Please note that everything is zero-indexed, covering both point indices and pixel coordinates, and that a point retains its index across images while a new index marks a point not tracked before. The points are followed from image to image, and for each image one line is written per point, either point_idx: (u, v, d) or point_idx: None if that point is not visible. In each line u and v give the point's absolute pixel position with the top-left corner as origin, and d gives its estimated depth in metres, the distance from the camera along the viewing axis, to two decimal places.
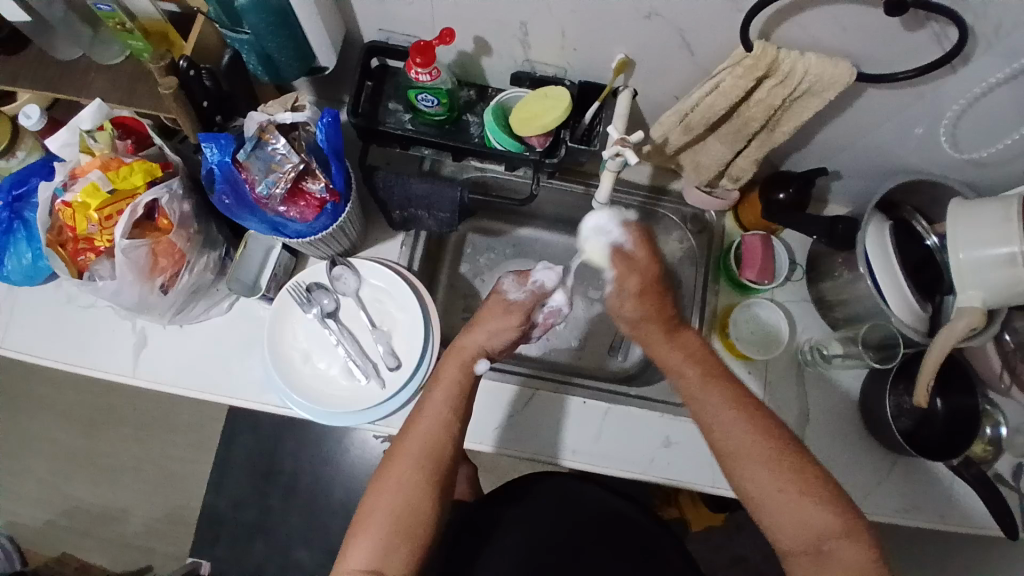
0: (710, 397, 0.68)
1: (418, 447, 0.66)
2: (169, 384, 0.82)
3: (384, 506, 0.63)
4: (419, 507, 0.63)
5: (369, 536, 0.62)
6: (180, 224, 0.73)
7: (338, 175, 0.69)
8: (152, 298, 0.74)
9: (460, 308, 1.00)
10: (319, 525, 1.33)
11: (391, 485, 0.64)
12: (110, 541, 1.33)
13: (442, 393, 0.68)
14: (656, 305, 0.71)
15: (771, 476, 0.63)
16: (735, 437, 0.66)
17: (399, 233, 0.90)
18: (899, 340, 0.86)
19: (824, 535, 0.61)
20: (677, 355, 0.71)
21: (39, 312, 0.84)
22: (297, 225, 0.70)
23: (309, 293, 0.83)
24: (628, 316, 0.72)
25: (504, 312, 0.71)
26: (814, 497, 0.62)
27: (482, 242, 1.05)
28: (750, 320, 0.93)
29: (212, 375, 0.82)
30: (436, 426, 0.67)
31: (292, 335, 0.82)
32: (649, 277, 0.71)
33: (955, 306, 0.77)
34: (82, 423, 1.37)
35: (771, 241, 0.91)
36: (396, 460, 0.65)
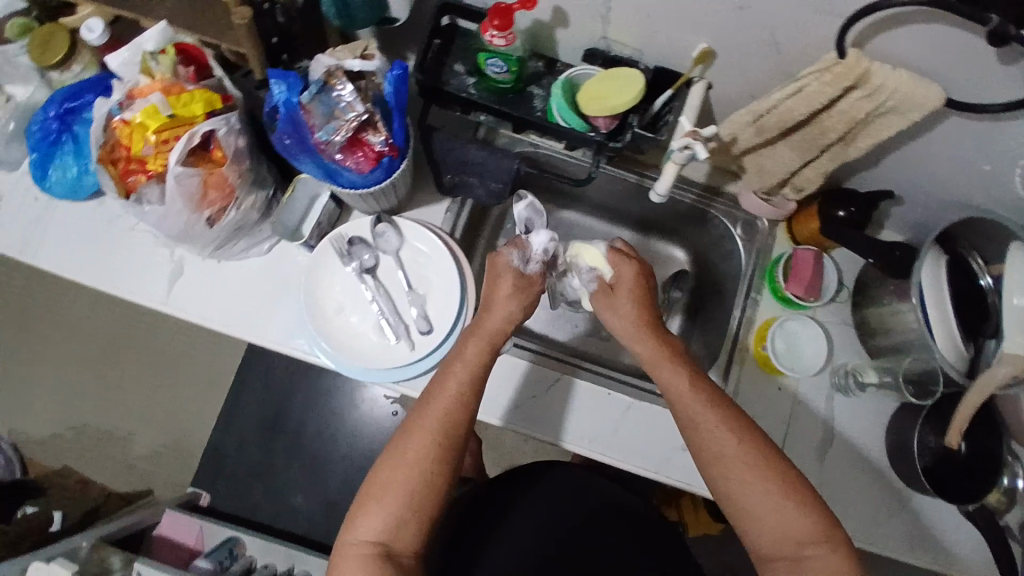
0: (698, 402, 0.70)
1: (433, 425, 0.67)
2: (199, 318, 0.82)
3: (401, 480, 0.65)
4: (431, 485, 0.66)
5: (383, 506, 0.64)
6: (234, 158, 0.71)
7: (398, 132, 0.67)
8: (197, 229, 0.73)
9: None
10: (321, 475, 1.35)
11: (405, 461, 0.66)
12: (113, 462, 1.35)
13: (463, 368, 0.71)
14: (641, 303, 0.78)
15: (760, 479, 0.66)
16: (717, 442, 0.68)
17: (445, 198, 0.88)
18: (940, 377, 0.83)
19: (803, 542, 0.64)
20: (657, 351, 0.75)
21: (78, 227, 0.83)
22: (351, 175, 0.69)
23: (349, 248, 0.82)
24: (616, 310, 0.78)
25: (525, 281, 0.77)
26: (795, 503, 0.65)
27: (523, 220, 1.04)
28: (789, 334, 0.88)
29: (243, 315, 0.82)
30: (455, 403, 0.69)
31: (328, 286, 0.82)
32: (633, 287, 0.78)
33: (999, 350, 0.74)
34: (102, 343, 1.39)
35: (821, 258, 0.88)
36: (409, 436, 0.67)
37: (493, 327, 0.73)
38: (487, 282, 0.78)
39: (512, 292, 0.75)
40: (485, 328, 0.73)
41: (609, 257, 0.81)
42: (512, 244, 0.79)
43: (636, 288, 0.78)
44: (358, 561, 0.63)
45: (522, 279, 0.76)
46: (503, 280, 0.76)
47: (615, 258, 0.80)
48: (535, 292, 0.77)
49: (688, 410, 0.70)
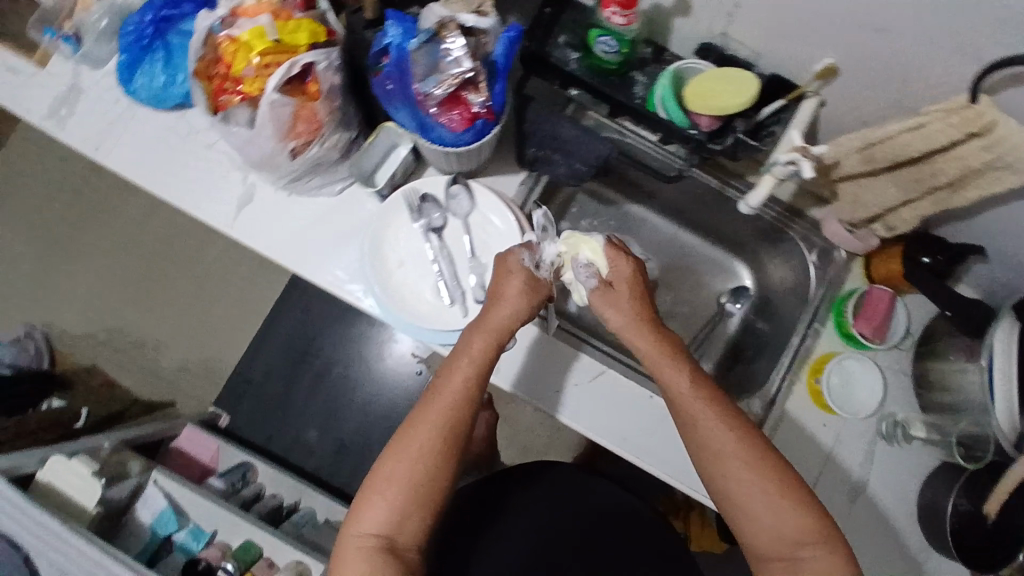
0: (698, 400, 0.68)
1: (436, 422, 0.68)
2: (261, 247, 0.82)
3: (403, 475, 0.67)
4: (432, 481, 0.67)
5: (385, 500, 0.66)
6: (328, 95, 0.70)
7: (498, 95, 0.66)
8: (278, 158, 0.72)
9: None
10: (337, 418, 1.37)
11: (408, 456, 0.67)
12: (141, 369, 1.37)
13: (466, 365, 0.71)
14: (642, 299, 0.75)
15: (758, 478, 0.65)
16: (716, 439, 0.67)
17: (523, 171, 0.86)
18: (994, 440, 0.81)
19: (801, 543, 0.63)
20: (654, 348, 0.72)
21: (158, 137, 0.83)
22: (443, 132, 0.67)
23: (420, 205, 0.81)
24: (613, 304, 0.75)
25: (531, 275, 0.75)
26: (793, 501, 0.64)
27: (588, 205, 1.02)
28: (846, 373, 0.86)
29: (304, 252, 0.82)
30: (457, 397, 0.69)
31: (392, 239, 0.81)
32: (635, 282, 0.75)
33: None
34: (150, 253, 1.41)
35: (891, 301, 0.85)
36: (413, 431, 0.68)
37: (500, 322, 0.72)
38: (497, 275, 0.76)
39: (518, 287, 0.73)
40: (490, 323, 0.72)
41: (610, 250, 0.75)
42: (525, 247, 0.77)
43: (636, 283, 0.74)
44: (359, 554, 0.65)
45: (528, 274, 0.74)
46: (511, 274, 0.74)
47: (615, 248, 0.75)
48: (541, 285, 0.75)
49: (687, 406, 0.69)
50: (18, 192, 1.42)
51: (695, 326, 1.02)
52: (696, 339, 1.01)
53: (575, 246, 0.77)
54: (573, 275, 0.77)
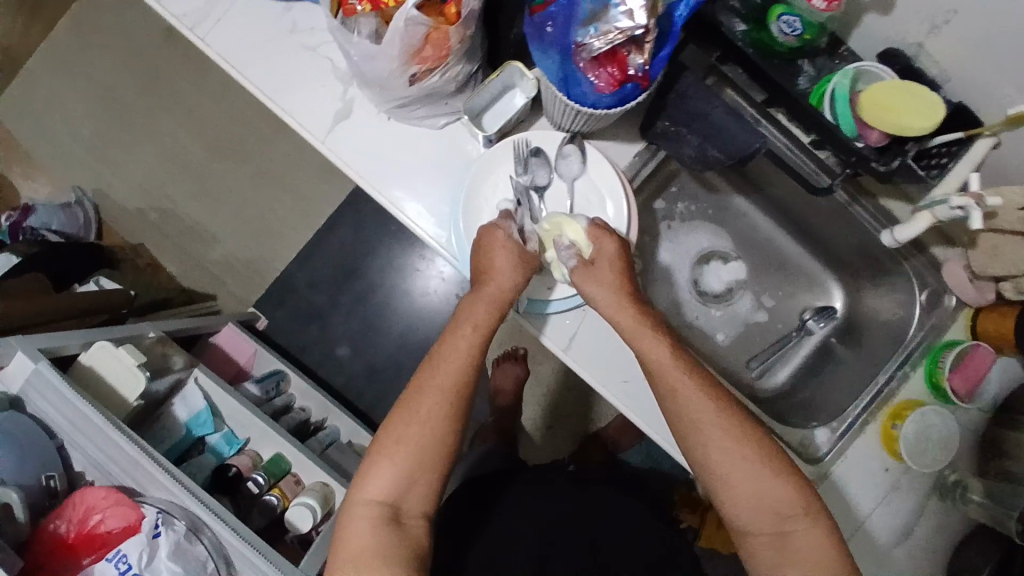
0: (678, 374, 0.68)
1: (440, 391, 0.70)
2: (350, 170, 0.76)
3: (411, 443, 0.69)
4: (437, 445, 0.69)
5: (392, 466, 0.69)
6: (466, 20, 0.62)
7: (660, 61, 0.58)
8: (395, 82, 0.65)
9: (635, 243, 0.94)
10: (372, 342, 1.35)
11: (414, 423, 0.69)
12: (188, 256, 1.35)
13: (464, 333, 0.72)
14: (622, 276, 0.72)
15: (742, 452, 0.67)
16: (698, 412, 0.68)
17: (641, 141, 0.78)
18: None
19: (785, 516, 0.67)
20: (632, 322, 0.70)
21: (260, 28, 0.76)
22: (587, 89, 0.60)
23: (528, 159, 0.74)
24: (592, 283, 0.71)
25: (516, 250, 0.72)
26: (774, 473, 0.67)
27: (691, 189, 0.96)
28: (929, 427, 0.79)
29: (395, 184, 0.76)
30: (462, 364, 0.71)
31: (490, 189, 0.75)
32: (615, 263, 0.72)
33: None
34: (212, 137, 1.36)
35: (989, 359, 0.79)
36: (419, 400, 0.70)
37: (501, 291, 0.71)
38: (482, 249, 0.72)
39: (511, 260, 0.71)
40: (490, 294, 0.71)
41: (587, 232, 0.73)
42: (505, 216, 0.74)
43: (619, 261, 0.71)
44: (367, 518, 0.68)
45: (511, 249, 0.71)
46: (500, 250, 0.71)
47: (595, 229, 0.72)
48: (528, 259, 0.72)
49: (668, 379, 0.68)
50: (88, 49, 1.37)
51: (768, 337, 0.98)
52: (767, 351, 0.97)
53: (555, 229, 0.75)
54: (556, 255, 0.74)
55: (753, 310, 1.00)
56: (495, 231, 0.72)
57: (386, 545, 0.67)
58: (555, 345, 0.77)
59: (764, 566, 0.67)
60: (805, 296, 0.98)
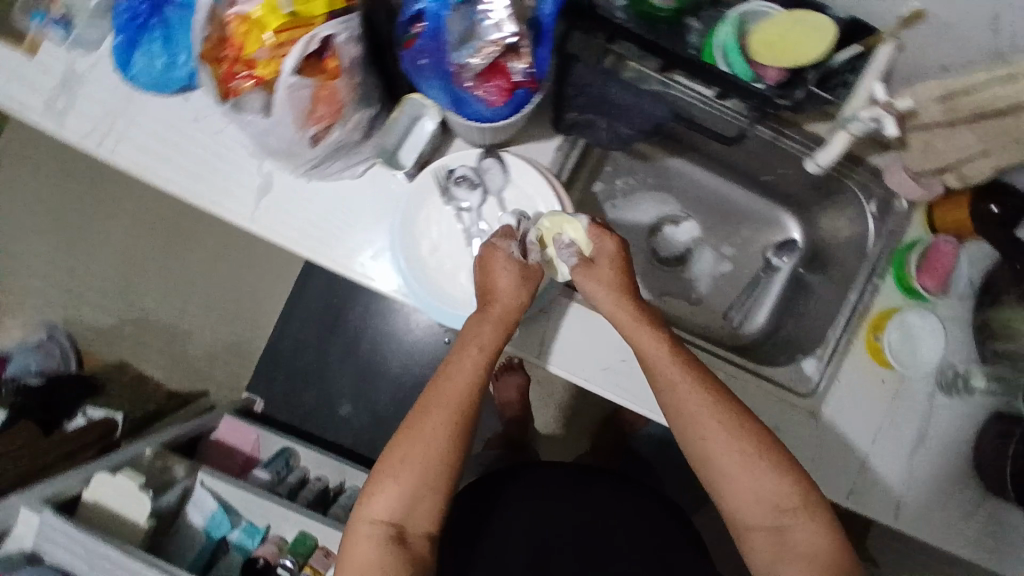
0: (673, 371, 0.67)
1: (447, 409, 0.67)
2: (286, 240, 0.76)
3: (414, 459, 0.65)
4: (443, 464, 0.65)
5: (396, 484, 0.65)
6: (349, 70, 0.62)
7: (542, 60, 0.58)
8: (299, 147, 0.65)
9: None
10: (371, 391, 1.35)
11: (420, 440, 0.66)
12: (169, 357, 1.33)
13: (469, 352, 0.69)
14: (621, 274, 0.72)
15: (737, 442, 0.64)
16: (693, 407, 0.66)
17: (557, 135, 0.79)
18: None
19: (783, 509, 0.64)
20: (629, 323, 0.70)
21: (166, 127, 0.76)
22: (481, 108, 0.59)
23: (451, 183, 0.75)
24: (597, 281, 0.71)
25: (517, 264, 0.71)
26: (772, 466, 0.64)
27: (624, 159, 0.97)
28: (909, 330, 0.82)
29: (334, 242, 0.76)
30: (470, 381, 0.68)
31: (424, 222, 0.75)
32: (617, 260, 0.73)
33: None
34: (163, 235, 1.36)
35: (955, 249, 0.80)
36: (425, 414, 0.66)
37: (507, 309, 0.70)
38: (482, 270, 0.71)
39: (512, 272, 0.70)
40: (497, 311, 0.70)
41: (589, 230, 0.73)
42: (505, 235, 0.73)
43: (622, 260, 0.71)
44: (372, 538, 0.64)
45: (509, 263, 0.71)
46: (499, 269, 0.71)
47: (595, 228, 0.72)
48: (529, 271, 0.71)
49: (664, 377, 0.68)
50: (17, 182, 1.36)
51: (740, 283, 0.99)
52: (741, 297, 0.98)
53: (556, 226, 0.73)
54: (556, 253, 0.73)
55: (718, 261, 1.00)
56: (496, 251, 0.72)
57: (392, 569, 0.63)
58: (529, 355, 0.78)
59: (761, 562, 0.64)
60: (765, 234, 0.99)
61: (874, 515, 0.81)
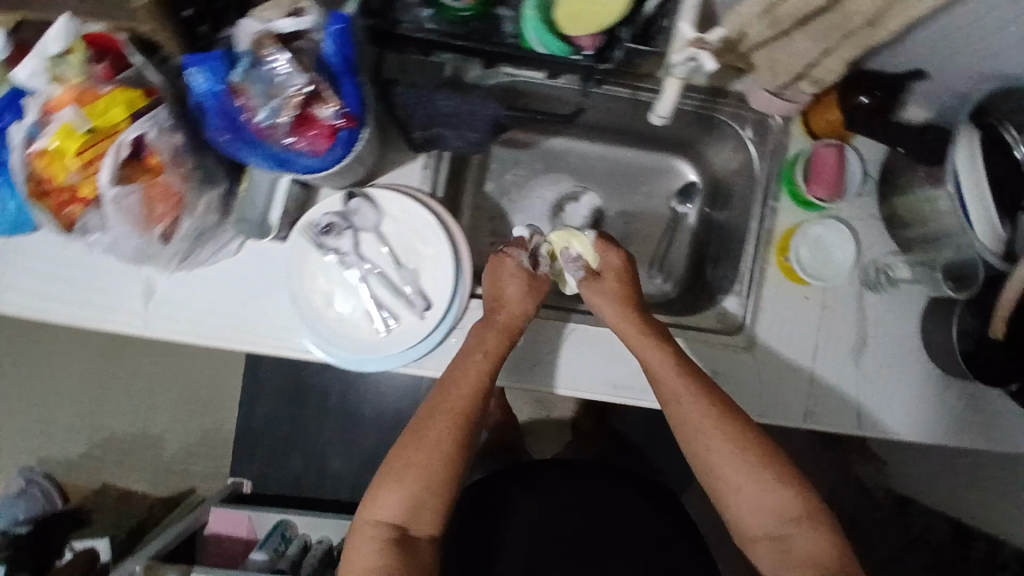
0: (676, 385, 0.70)
1: (454, 410, 0.70)
2: (185, 336, 0.75)
3: (420, 460, 0.68)
4: (448, 465, 0.68)
5: (399, 486, 0.67)
6: (173, 161, 0.62)
7: (351, 95, 0.57)
8: (153, 248, 0.66)
9: (487, 230, 0.96)
10: (351, 439, 1.35)
11: (426, 442, 0.68)
12: (147, 466, 1.33)
13: (478, 356, 0.72)
14: (624, 287, 0.77)
15: (739, 452, 0.67)
16: (695, 419, 0.68)
17: (420, 154, 0.79)
18: (981, 266, 0.79)
19: (784, 517, 0.65)
20: (631, 334, 0.74)
21: (32, 263, 0.74)
22: (307, 160, 0.59)
23: (323, 233, 0.74)
24: (598, 290, 0.77)
25: (524, 274, 0.78)
26: (773, 475, 0.66)
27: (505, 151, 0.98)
28: (811, 242, 0.83)
29: (232, 325, 0.75)
30: (474, 389, 0.71)
31: (310, 279, 0.74)
32: (620, 275, 0.78)
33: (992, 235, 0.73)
34: (107, 350, 1.34)
35: (847, 147, 0.81)
36: (431, 420, 0.69)
37: (512, 319, 0.75)
38: (490, 276, 0.79)
39: (518, 285, 0.77)
40: (502, 321, 0.75)
41: (595, 245, 0.79)
42: (518, 245, 0.80)
43: (625, 274, 0.77)
44: (373, 538, 0.66)
45: (517, 272, 0.78)
46: (507, 277, 0.78)
47: (601, 243, 0.79)
48: (533, 279, 0.79)
49: (667, 389, 0.71)
50: None
51: (655, 237, 0.99)
52: (660, 250, 0.98)
53: (563, 241, 0.81)
54: (563, 265, 0.81)
55: (627, 224, 1.00)
56: (506, 257, 0.79)
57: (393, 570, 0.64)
58: None
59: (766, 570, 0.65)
60: (665, 183, 0.99)
61: (833, 427, 0.84)
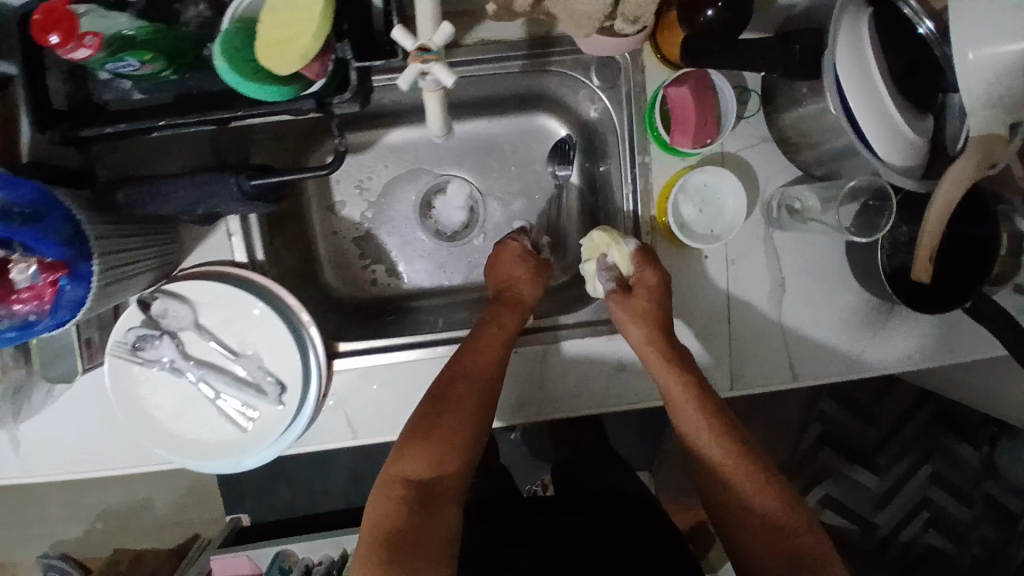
0: (693, 420, 0.68)
1: (479, 379, 0.67)
2: (66, 472, 0.71)
3: (448, 422, 0.65)
4: (468, 426, 0.65)
5: (428, 445, 0.63)
6: None
7: (49, 247, 0.49)
8: None
9: (353, 253, 0.87)
10: (327, 457, 1.35)
11: (451, 407, 0.65)
12: (150, 526, 1.38)
13: (502, 328, 0.71)
14: (652, 310, 0.69)
15: (752, 489, 0.64)
16: (713, 452, 0.67)
17: (219, 221, 0.69)
18: (890, 204, 0.66)
19: (809, 552, 0.59)
20: (648, 361, 0.70)
21: None
22: (46, 323, 0.52)
23: (138, 346, 0.67)
24: (618, 313, 0.71)
25: (532, 262, 0.78)
26: (790, 513, 0.62)
27: (346, 163, 0.85)
28: (700, 196, 0.70)
29: (102, 448, 0.71)
30: (497, 356, 0.69)
31: (149, 394, 0.68)
32: (654, 293, 0.70)
33: (896, 141, 0.58)
34: None
35: (708, 74, 0.66)
36: (454, 385, 0.66)
37: (521, 299, 0.75)
38: (499, 261, 0.78)
39: (515, 263, 0.77)
40: (511, 300, 0.74)
41: (633, 256, 0.71)
42: (519, 232, 0.82)
43: (657, 295, 0.69)
44: (396, 495, 0.61)
45: (522, 258, 0.78)
46: (515, 263, 0.78)
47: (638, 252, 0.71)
48: (539, 271, 0.78)
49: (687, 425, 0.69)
50: None
51: (540, 210, 0.87)
52: (549, 223, 0.87)
53: (603, 242, 0.74)
54: (596, 269, 0.75)
55: (507, 206, 0.88)
56: (507, 246, 0.79)
57: (413, 528, 0.59)
58: (346, 440, 0.74)
59: None
60: (534, 145, 0.86)
61: (764, 385, 0.75)
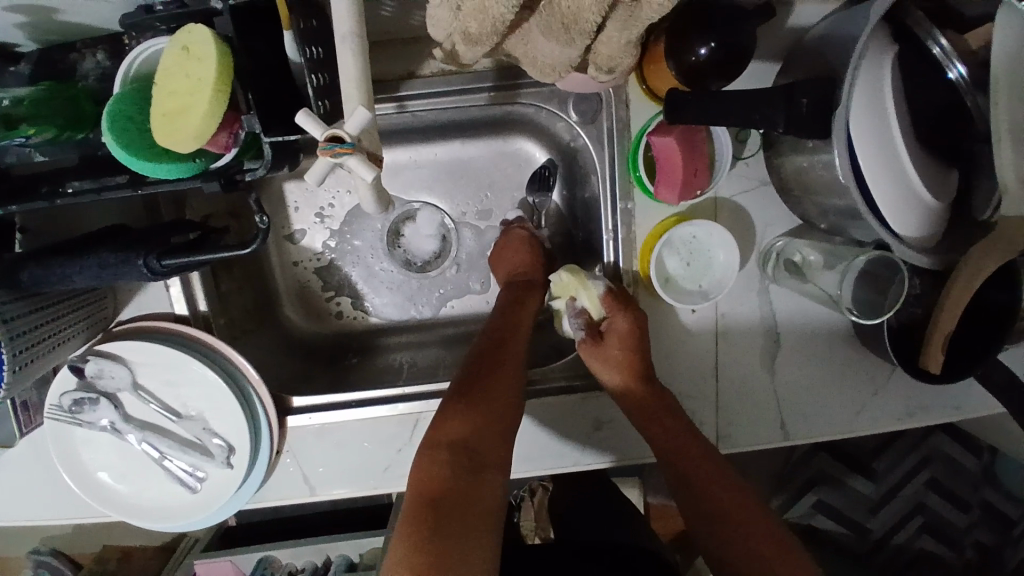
0: (688, 463, 0.60)
1: (517, 360, 0.61)
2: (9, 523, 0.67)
3: (495, 390, 0.57)
4: (512, 397, 0.57)
5: (477, 409, 0.55)
6: None
7: None
8: None
9: (314, 284, 0.81)
10: None
11: (493, 381, 0.58)
12: None
13: (529, 311, 0.67)
14: (625, 357, 0.63)
15: (752, 542, 0.54)
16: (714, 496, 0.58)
17: None
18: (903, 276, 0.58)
19: None
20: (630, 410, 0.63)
21: None
22: None
23: (77, 407, 0.62)
24: (593, 364, 0.65)
25: (537, 255, 0.73)
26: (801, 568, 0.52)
27: (305, 188, 0.78)
28: (685, 247, 0.64)
29: (48, 502, 0.67)
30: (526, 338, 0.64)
31: (92, 455, 0.64)
32: (626, 342, 0.63)
33: (907, 210, 0.50)
34: None
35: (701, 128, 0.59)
36: (495, 359, 0.60)
37: (534, 283, 0.71)
38: (503, 245, 0.74)
39: (532, 255, 0.72)
40: (525, 284, 0.70)
41: (603, 300, 0.65)
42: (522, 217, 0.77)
43: (628, 342, 0.63)
44: (442, 456, 0.50)
45: (527, 243, 0.73)
46: (521, 249, 0.73)
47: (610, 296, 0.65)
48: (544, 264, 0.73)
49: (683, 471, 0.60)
50: None
51: None
52: None
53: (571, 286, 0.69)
54: (566, 307, 0.70)
55: (481, 235, 0.80)
56: (513, 232, 0.75)
57: (458, 490, 0.48)
58: (302, 496, 0.68)
59: None
60: (512, 169, 0.78)
61: (754, 446, 0.68)
